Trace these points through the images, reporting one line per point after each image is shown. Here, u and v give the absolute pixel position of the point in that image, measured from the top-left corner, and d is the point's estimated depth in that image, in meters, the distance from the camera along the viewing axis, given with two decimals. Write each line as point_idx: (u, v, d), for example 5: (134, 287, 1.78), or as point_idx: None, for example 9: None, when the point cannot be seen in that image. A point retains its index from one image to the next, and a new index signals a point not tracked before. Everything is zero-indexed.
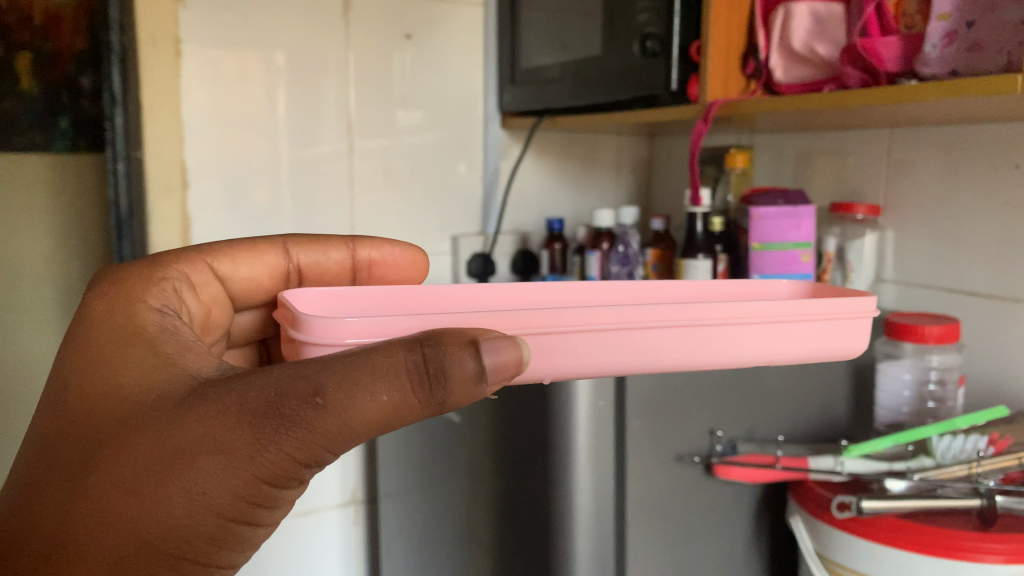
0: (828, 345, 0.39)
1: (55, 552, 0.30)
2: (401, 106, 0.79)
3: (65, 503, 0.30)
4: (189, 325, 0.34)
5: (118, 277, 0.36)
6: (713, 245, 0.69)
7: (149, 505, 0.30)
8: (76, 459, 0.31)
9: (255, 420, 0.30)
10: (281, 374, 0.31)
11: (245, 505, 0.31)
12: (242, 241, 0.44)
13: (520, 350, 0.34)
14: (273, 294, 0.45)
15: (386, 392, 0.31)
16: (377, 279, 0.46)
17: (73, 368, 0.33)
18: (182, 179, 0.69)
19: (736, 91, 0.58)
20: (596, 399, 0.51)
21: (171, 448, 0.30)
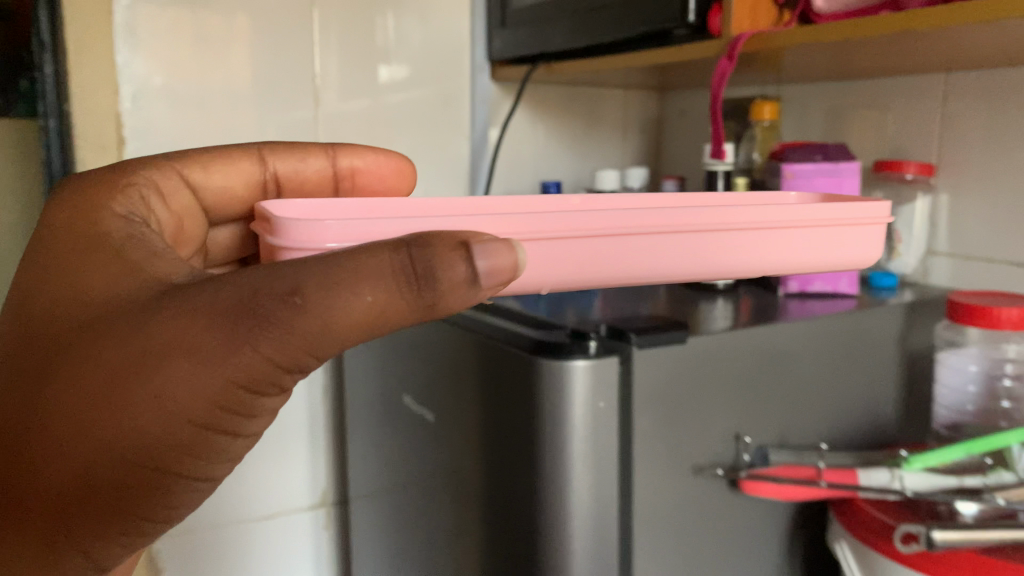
0: (842, 251, 0.38)
1: (23, 466, 0.29)
2: (384, 62, 0.78)
3: (30, 414, 0.29)
4: (156, 231, 0.33)
5: (82, 184, 0.35)
6: None
7: (117, 413, 0.28)
8: (40, 368, 0.29)
9: (228, 320, 0.28)
10: (256, 272, 0.29)
11: (222, 413, 0.29)
12: (215, 150, 0.44)
13: (515, 254, 0.30)
14: (250, 206, 0.45)
15: (371, 292, 0.29)
16: (360, 190, 0.46)
17: (38, 276, 0.32)
18: (117, 137, 0.65)
19: (765, 22, 0.55)
20: (595, 398, 0.44)
21: (137, 351, 0.28)
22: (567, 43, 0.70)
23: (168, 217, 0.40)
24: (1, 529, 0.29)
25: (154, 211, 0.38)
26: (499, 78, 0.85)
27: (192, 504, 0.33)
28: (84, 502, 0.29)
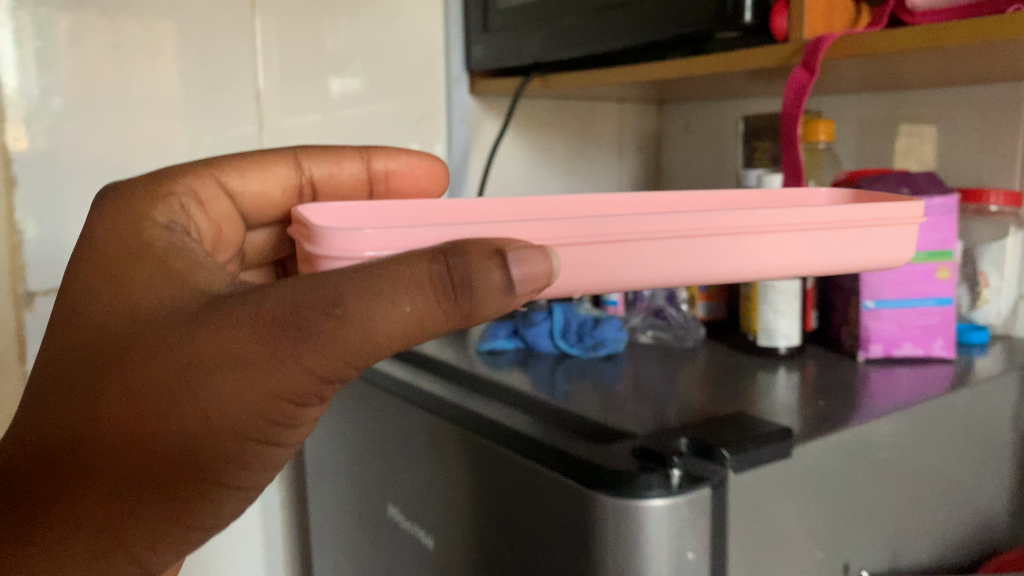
0: (869, 254, 0.38)
1: (68, 476, 0.29)
2: (335, 74, 0.71)
3: (74, 424, 0.29)
4: (197, 241, 0.32)
5: (121, 194, 0.34)
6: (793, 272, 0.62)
7: (163, 425, 0.29)
8: (82, 379, 0.30)
9: (272, 333, 0.28)
10: (295, 284, 0.29)
11: (266, 422, 0.30)
12: (252, 155, 0.43)
13: (550, 261, 0.30)
14: (285, 211, 0.45)
15: (409, 301, 0.29)
16: (394, 192, 0.46)
17: (75, 285, 0.32)
18: (5, 174, 0.56)
19: (838, 23, 0.50)
20: (682, 550, 0.37)
21: (184, 364, 0.28)
22: (557, 51, 0.66)
23: (209, 226, 0.40)
24: (45, 539, 0.30)
25: (195, 222, 0.37)
26: (477, 91, 0.80)
27: (234, 510, 0.33)
28: (130, 510, 0.30)
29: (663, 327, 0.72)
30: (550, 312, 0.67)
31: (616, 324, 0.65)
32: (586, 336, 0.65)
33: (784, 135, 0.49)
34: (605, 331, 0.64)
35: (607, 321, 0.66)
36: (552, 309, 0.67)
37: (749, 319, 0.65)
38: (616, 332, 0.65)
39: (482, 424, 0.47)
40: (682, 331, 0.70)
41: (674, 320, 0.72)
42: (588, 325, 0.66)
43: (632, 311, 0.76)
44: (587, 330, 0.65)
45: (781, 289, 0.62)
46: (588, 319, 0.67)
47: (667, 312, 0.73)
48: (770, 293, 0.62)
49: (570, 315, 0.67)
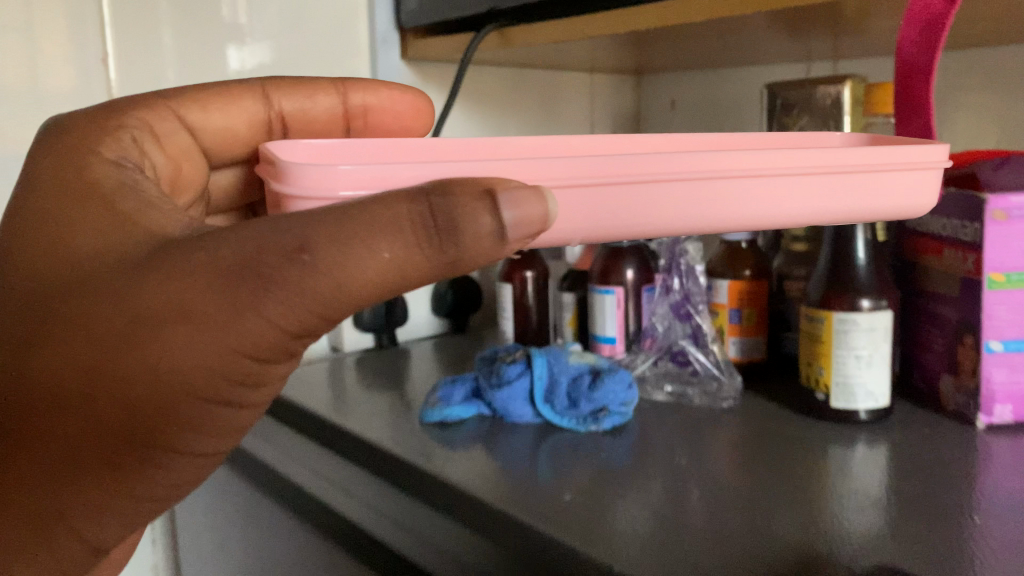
0: (895, 201, 0.33)
1: (5, 440, 0.27)
2: (235, 40, 0.66)
3: (11, 384, 0.26)
4: (149, 178, 0.30)
5: (69, 127, 0.32)
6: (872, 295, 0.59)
7: (107, 385, 0.26)
8: (19, 331, 0.27)
9: (230, 279, 0.25)
10: (261, 225, 0.26)
11: (226, 382, 0.27)
12: (214, 89, 0.42)
13: (545, 203, 0.27)
14: (253, 145, 0.43)
15: (387, 247, 0.26)
16: (373, 127, 0.46)
17: (17, 228, 0.29)
18: None
19: None
20: None
21: (128, 316, 0.25)
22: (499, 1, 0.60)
23: (165, 161, 0.39)
24: None
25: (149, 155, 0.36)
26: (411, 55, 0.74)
27: (182, 476, 0.30)
28: (74, 478, 0.27)
29: (685, 379, 0.68)
30: (535, 369, 0.60)
31: (619, 378, 0.59)
32: (581, 401, 0.58)
33: (899, 89, 0.40)
34: (606, 392, 0.58)
35: (606, 376, 0.59)
36: (539, 366, 0.60)
37: (812, 367, 0.63)
38: (621, 392, 0.59)
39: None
40: (713, 384, 0.66)
41: (699, 370, 0.68)
42: (584, 383, 0.60)
43: (638, 352, 0.71)
44: (583, 391, 0.59)
45: (872, 342, 0.59)
46: (581, 377, 0.61)
47: (688, 357, 0.69)
48: (855, 347, 0.59)
49: (561, 375, 0.60)
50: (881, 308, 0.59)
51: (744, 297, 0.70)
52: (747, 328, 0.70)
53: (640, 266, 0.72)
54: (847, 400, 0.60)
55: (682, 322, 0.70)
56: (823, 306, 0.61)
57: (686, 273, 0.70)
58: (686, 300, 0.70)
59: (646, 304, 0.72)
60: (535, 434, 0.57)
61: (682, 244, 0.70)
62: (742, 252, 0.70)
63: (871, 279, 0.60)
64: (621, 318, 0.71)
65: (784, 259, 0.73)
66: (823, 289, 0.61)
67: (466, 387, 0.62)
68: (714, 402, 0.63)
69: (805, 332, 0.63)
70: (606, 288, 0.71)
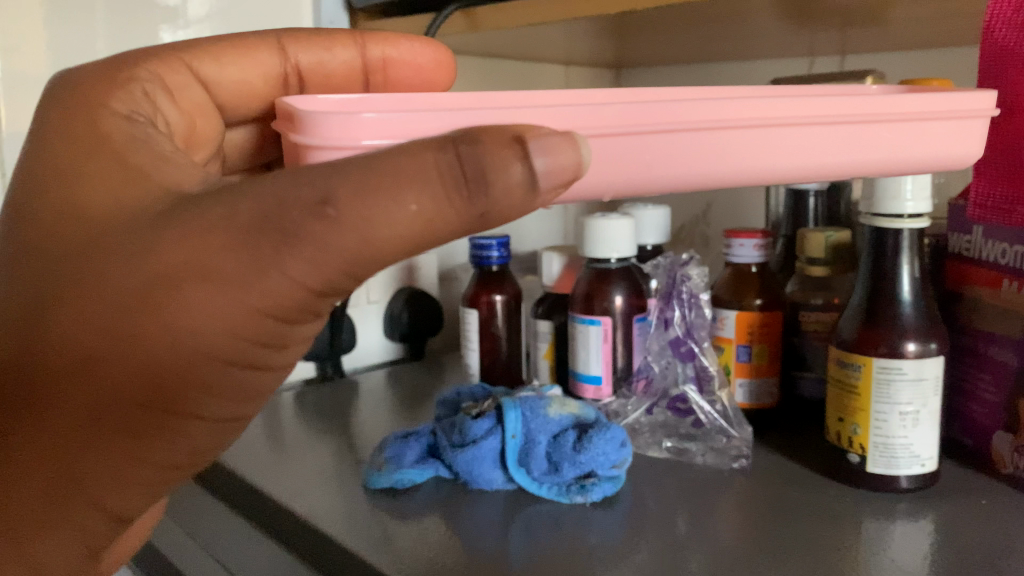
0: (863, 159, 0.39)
1: (49, 372, 0.33)
2: None
3: (58, 332, 0.33)
4: (160, 132, 0.37)
5: (84, 85, 0.39)
6: (914, 333, 0.56)
7: (132, 337, 0.32)
8: (59, 280, 0.33)
9: (251, 233, 0.30)
10: (278, 182, 0.30)
11: (252, 346, 0.33)
12: (229, 43, 0.50)
13: (577, 151, 0.30)
14: (264, 98, 0.52)
15: (415, 201, 0.29)
16: (392, 78, 0.55)
17: (48, 172, 0.36)
18: None
19: None
20: None
21: (159, 270, 0.31)
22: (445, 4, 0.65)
23: (180, 114, 0.47)
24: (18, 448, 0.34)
25: (162, 106, 0.44)
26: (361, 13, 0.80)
27: (215, 439, 0.37)
28: (103, 412, 0.33)
29: (686, 435, 0.66)
30: (509, 430, 0.59)
31: (609, 437, 0.58)
32: (564, 466, 0.58)
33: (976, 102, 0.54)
34: (593, 456, 0.57)
35: (595, 434, 0.58)
36: (512, 425, 0.59)
37: (843, 422, 0.58)
38: (613, 451, 0.58)
39: None
40: (721, 440, 0.65)
41: (703, 419, 0.66)
42: (566, 443, 0.58)
43: (629, 395, 0.69)
44: (567, 453, 0.58)
45: (920, 396, 0.55)
46: (562, 429, 0.60)
47: (688, 403, 0.67)
48: (899, 401, 0.55)
49: (539, 431, 0.59)
50: (929, 355, 0.55)
51: (754, 333, 0.68)
52: (756, 367, 0.68)
53: (628, 292, 0.70)
54: (889, 463, 0.56)
55: (682, 363, 0.67)
56: (861, 351, 0.57)
57: (688, 301, 0.67)
58: (687, 335, 0.67)
59: (638, 338, 0.70)
60: (507, 502, 0.58)
61: (684, 269, 0.67)
62: (749, 279, 0.69)
63: (918, 321, 0.56)
64: (609, 354, 0.70)
65: (800, 287, 0.71)
66: (858, 329, 0.58)
67: (424, 442, 0.62)
68: (724, 462, 0.63)
69: (838, 380, 0.59)
70: (591, 318, 0.69)
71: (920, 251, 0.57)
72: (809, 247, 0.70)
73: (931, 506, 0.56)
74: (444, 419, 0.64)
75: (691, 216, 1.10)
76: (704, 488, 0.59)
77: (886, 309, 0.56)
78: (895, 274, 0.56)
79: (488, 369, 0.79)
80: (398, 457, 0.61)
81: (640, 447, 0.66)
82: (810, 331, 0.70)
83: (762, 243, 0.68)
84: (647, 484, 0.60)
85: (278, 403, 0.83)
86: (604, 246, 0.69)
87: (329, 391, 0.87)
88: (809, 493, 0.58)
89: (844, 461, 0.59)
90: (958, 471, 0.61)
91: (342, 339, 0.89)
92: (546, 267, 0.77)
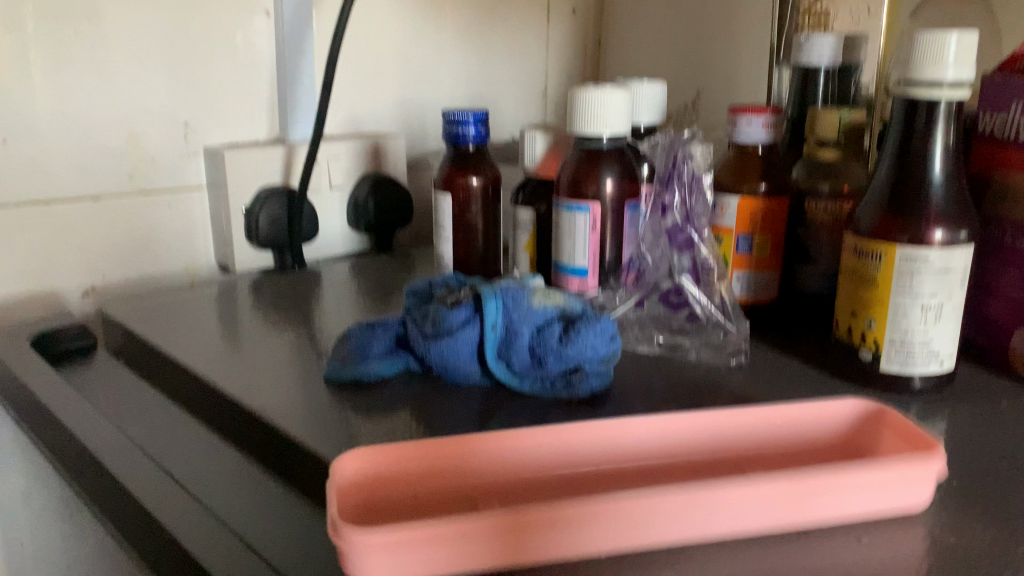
0: None
1: None
2: None
3: None
4: None
5: None
6: (943, 219, 0.50)
7: None
8: None
9: None
10: None
11: None
12: None
13: None
14: None
15: None
16: None
17: None
18: None
19: None
20: None
21: None
22: None
23: None
24: None
25: None
26: None
27: None
28: None
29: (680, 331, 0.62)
30: (488, 320, 0.52)
31: (599, 329, 0.52)
32: (548, 359, 0.52)
33: None
34: (581, 350, 0.52)
35: (583, 326, 0.52)
36: (492, 315, 0.52)
37: (855, 317, 0.54)
38: (602, 345, 0.52)
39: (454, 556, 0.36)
40: (718, 335, 0.61)
41: (698, 312, 0.62)
42: (551, 335, 0.52)
43: (617, 287, 0.64)
44: (551, 346, 0.52)
45: (945, 289, 0.50)
46: (547, 322, 0.53)
47: (682, 296, 0.63)
48: (921, 294, 0.50)
49: (522, 323, 0.52)
50: (958, 244, 0.50)
51: (755, 221, 0.62)
52: (756, 260, 0.63)
53: (620, 175, 0.62)
54: (904, 361, 0.52)
55: (678, 252, 0.63)
56: (882, 240, 0.51)
57: (689, 184, 0.62)
58: (687, 221, 0.62)
59: (630, 227, 0.63)
60: (484, 399, 0.52)
61: (688, 147, 0.61)
62: (751, 161, 0.62)
63: (949, 207, 0.50)
64: (596, 244, 0.62)
65: (805, 173, 0.65)
66: (880, 215, 0.52)
67: (391, 331, 0.56)
68: (721, 359, 0.58)
69: (852, 270, 0.54)
70: (579, 204, 0.61)
71: (958, 120, 0.50)
72: (820, 128, 0.62)
73: (944, 407, 0.52)
74: (415, 308, 0.58)
75: (680, 104, 1.03)
76: (698, 384, 0.55)
77: (914, 193, 0.51)
78: (927, 151, 0.50)
79: (462, 261, 0.73)
80: (363, 347, 0.55)
81: (629, 342, 0.61)
82: (816, 221, 0.64)
83: (770, 121, 0.61)
84: (635, 381, 0.55)
85: (235, 292, 0.77)
86: (595, 120, 0.60)
87: (290, 279, 0.82)
88: (814, 391, 0.54)
89: (853, 359, 0.54)
90: (972, 372, 0.57)
91: (302, 228, 0.84)
92: (528, 148, 0.70)
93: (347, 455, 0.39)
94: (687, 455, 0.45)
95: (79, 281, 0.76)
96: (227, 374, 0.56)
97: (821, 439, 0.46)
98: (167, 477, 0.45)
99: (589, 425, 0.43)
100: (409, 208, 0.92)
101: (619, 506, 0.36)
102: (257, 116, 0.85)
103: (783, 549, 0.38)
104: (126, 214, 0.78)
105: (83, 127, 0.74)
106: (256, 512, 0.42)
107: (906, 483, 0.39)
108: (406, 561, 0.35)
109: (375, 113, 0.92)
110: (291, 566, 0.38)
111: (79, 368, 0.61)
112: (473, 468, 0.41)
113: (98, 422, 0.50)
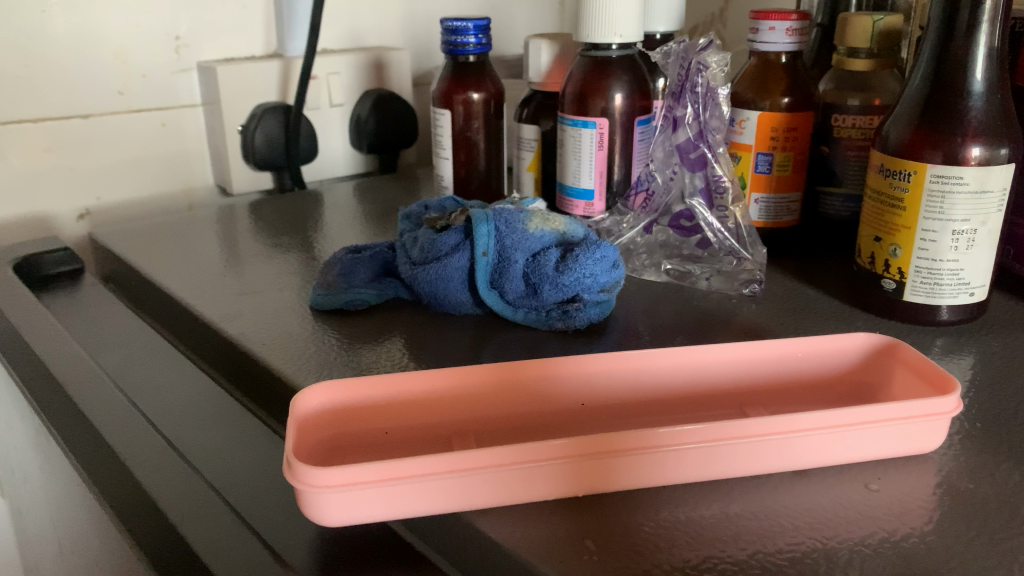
0: None
1: None
2: None
3: None
4: None
5: None
6: (977, 137, 0.45)
7: None
8: None
9: None
10: None
11: None
12: None
13: None
14: None
15: None
16: None
17: None
18: None
19: None
20: None
21: None
22: None
23: None
24: None
25: None
26: None
27: None
28: None
29: (690, 258, 0.58)
30: (479, 247, 0.49)
31: (599, 257, 0.48)
32: (543, 288, 0.48)
33: None
34: (579, 279, 0.48)
35: (582, 253, 0.48)
36: (483, 241, 0.49)
37: (879, 244, 0.49)
38: (602, 273, 0.49)
39: (427, 517, 0.33)
40: (731, 263, 0.56)
41: (710, 238, 0.57)
42: (547, 263, 0.48)
43: (625, 211, 0.59)
44: (546, 273, 0.48)
45: (980, 212, 0.45)
46: (545, 248, 0.49)
47: (694, 220, 0.58)
48: (953, 218, 0.45)
49: (516, 249, 0.49)
50: (997, 163, 0.45)
51: (776, 137, 0.57)
52: (776, 180, 0.58)
53: (630, 89, 0.58)
54: (931, 292, 0.47)
55: (690, 172, 0.57)
56: (912, 158, 0.46)
57: (703, 96, 0.55)
58: (699, 138, 0.56)
59: (639, 144, 0.59)
60: (476, 328, 0.50)
61: (701, 56, 0.55)
62: (774, 71, 0.57)
63: (989, 121, 0.45)
64: (603, 163, 0.59)
65: (833, 86, 0.59)
66: (910, 131, 0.47)
67: (379, 258, 0.53)
68: (733, 288, 0.54)
69: (877, 191, 0.49)
70: (585, 120, 0.58)
71: (1004, 21, 0.44)
72: (851, 35, 0.56)
73: (973, 341, 0.48)
74: (407, 232, 0.55)
75: (706, 14, 0.93)
76: (707, 315, 0.51)
77: (950, 106, 0.46)
78: (967, 58, 0.45)
79: (464, 181, 0.69)
80: (348, 274, 0.52)
81: (635, 270, 0.58)
82: (844, 139, 0.59)
83: (796, 27, 0.55)
84: (638, 311, 0.52)
85: (232, 213, 0.75)
86: (602, 27, 0.56)
87: (290, 197, 0.80)
88: (831, 323, 0.50)
89: (875, 289, 0.50)
90: (1007, 303, 0.52)
91: (301, 147, 0.82)
92: (533, 58, 0.65)
93: (312, 388, 0.36)
94: (686, 391, 0.41)
95: (72, 205, 0.74)
96: (210, 302, 0.53)
97: (830, 372, 0.43)
98: (136, 411, 0.43)
99: (579, 359, 0.40)
100: (412, 125, 0.89)
101: (601, 446, 0.33)
102: (253, 30, 0.80)
103: (781, 491, 0.35)
104: (118, 134, 0.75)
105: (69, 40, 0.70)
106: (226, 449, 0.40)
107: (919, 420, 0.36)
108: (367, 500, 0.32)
109: (378, 24, 0.87)
110: (254, 509, 0.36)
111: (64, 296, 0.59)
112: (447, 405, 0.39)
113: (75, 352, 0.48)
